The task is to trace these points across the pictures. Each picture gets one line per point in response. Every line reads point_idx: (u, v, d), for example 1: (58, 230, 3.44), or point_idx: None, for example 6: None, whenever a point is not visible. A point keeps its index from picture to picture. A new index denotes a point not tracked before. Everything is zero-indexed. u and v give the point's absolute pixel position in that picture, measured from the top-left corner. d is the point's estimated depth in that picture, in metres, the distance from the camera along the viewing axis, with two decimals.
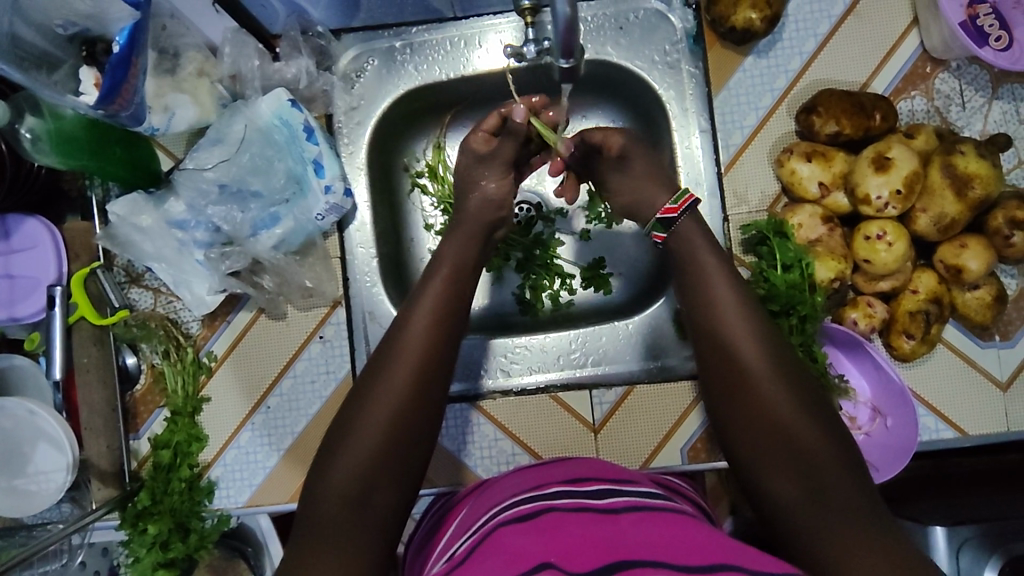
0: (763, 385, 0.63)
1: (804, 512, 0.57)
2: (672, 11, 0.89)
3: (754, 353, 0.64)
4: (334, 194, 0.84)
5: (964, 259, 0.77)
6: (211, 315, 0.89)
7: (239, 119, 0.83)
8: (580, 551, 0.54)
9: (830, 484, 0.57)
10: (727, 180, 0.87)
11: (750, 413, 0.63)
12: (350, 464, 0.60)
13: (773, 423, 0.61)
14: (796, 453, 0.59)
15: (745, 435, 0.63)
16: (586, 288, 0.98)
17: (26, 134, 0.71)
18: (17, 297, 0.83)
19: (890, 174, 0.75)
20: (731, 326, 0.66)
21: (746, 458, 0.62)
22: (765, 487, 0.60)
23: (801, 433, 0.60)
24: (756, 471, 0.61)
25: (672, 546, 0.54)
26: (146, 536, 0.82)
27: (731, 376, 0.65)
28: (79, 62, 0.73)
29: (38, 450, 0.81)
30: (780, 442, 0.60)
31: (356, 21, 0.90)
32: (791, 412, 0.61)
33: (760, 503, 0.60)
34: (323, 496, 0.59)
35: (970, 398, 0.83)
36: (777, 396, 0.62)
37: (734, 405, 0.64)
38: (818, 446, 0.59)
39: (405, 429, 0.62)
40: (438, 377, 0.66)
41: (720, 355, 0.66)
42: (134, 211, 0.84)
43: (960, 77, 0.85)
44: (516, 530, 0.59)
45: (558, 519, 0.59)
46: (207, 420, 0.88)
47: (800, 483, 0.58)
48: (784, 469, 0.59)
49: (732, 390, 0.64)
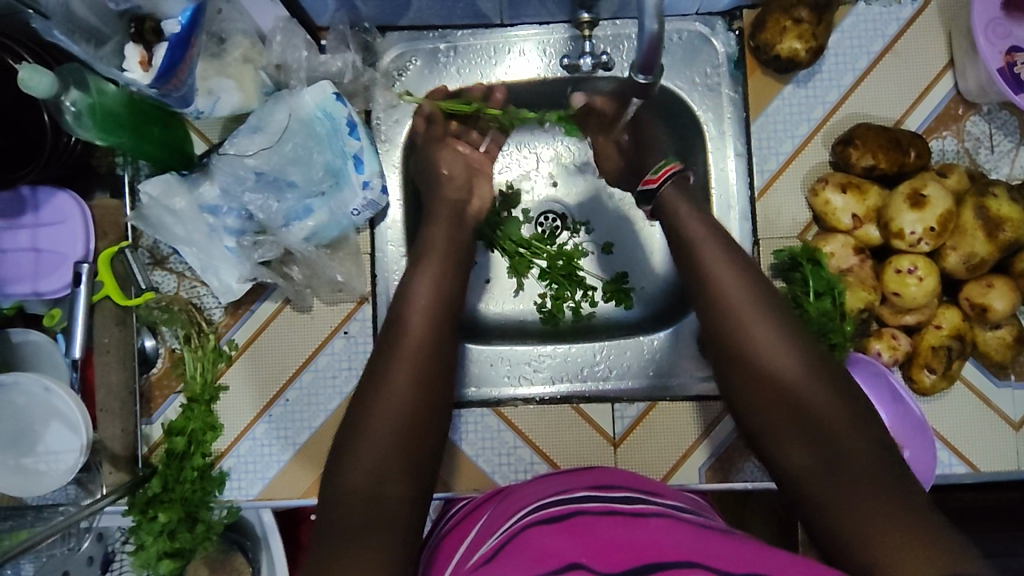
0: (769, 354, 0.64)
1: (824, 485, 0.57)
2: (715, 35, 0.90)
3: (760, 329, 0.65)
4: (372, 190, 0.85)
5: (990, 298, 0.79)
6: (235, 303, 0.88)
7: (281, 108, 0.82)
8: (611, 552, 0.54)
9: (845, 451, 0.58)
10: (760, 205, 0.88)
11: (758, 382, 0.63)
12: (378, 454, 0.60)
13: (776, 390, 0.62)
14: (806, 419, 0.60)
15: (756, 403, 0.64)
16: (608, 301, 0.98)
17: (70, 108, 0.68)
18: (41, 271, 0.81)
19: (925, 211, 0.77)
20: (737, 303, 0.67)
21: (756, 427, 0.63)
22: (779, 457, 0.61)
23: (811, 399, 0.61)
24: (768, 441, 0.62)
25: (706, 549, 0.55)
26: (155, 524, 0.80)
27: (729, 346, 0.66)
28: (127, 38, 0.70)
29: (50, 429, 0.79)
30: (789, 410, 0.61)
31: (403, 21, 0.90)
32: (799, 376, 0.62)
33: (780, 481, 0.61)
34: (352, 487, 0.59)
35: (985, 435, 0.85)
36: (779, 360, 0.63)
37: (737, 372, 0.65)
38: (828, 408, 0.60)
39: (425, 420, 0.64)
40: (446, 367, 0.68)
41: (724, 327, 0.67)
42: (168, 193, 0.83)
43: (990, 121, 0.87)
44: (545, 530, 0.58)
45: (589, 520, 0.59)
46: (223, 410, 0.87)
47: (815, 452, 0.59)
48: (796, 437, 0.60)
49: (737, 360, 0.65)
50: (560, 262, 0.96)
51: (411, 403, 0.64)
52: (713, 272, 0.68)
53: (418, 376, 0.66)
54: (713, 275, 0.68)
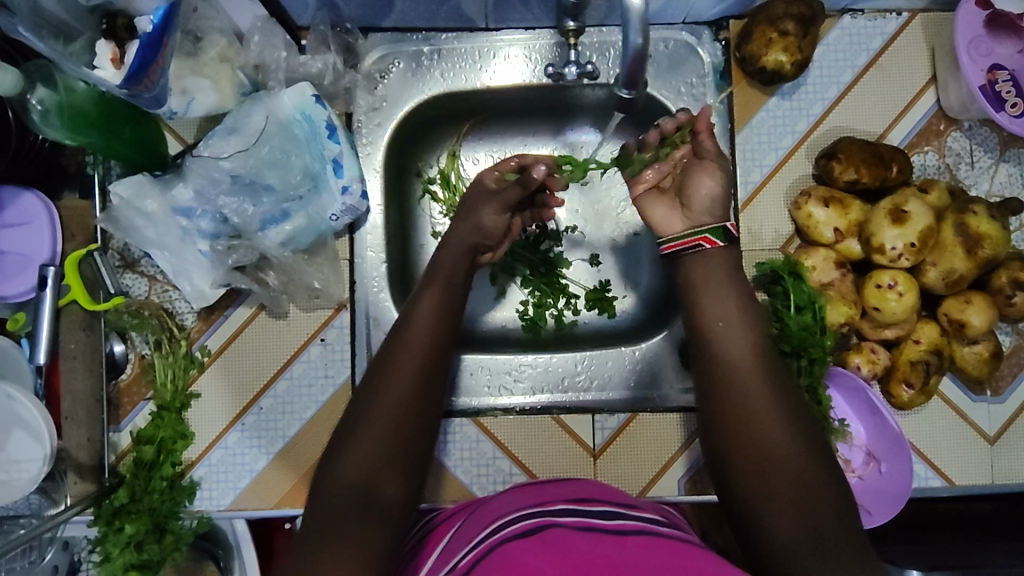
0: (765, 411, 0.59)
1: (807, 557, 0.53)
2: (701, 45, 0.89)
3: (758, 378, 0.61)
4: (352, 196, 0.82)
5: (968, 314, 0.80)
6: (208, 308, 0.85)
7: (259, 109, 0.81)
8: (590, 566, 0.53)
9: (829, 527, 0.54)
10: (743, 217, 0.88)
11: (745, 441, 0.59)
12: (354, 472, 0.57)
13: (768, 455, 0.57)
14: (792, 486, 0.56)
15: (741, 465, 0.59)
16: (590, 310, 0.96)
17: (36, 105, 0.68)
18: (5, 274, 0.78)
19: (906, 227, 0.77)
20: (734, 353, 0.62)
21: (743, 494, 0.58)
22: (762, 524, 0.56)
23: (800, 467, 0.57)
24: (752, 505, 0.57)
25: (680, 564, 0.54)
26: (121, 535, 0.77)
27: (726, 401, 0.61)
28: (98, 34, 0.67)
29: (12, 438, 0.76)
30: (776, 476, 0.57)
31: (386, 22, 0.88)
32: (792, 443, 0.58)
33: (754, 546, 0.57)
34: (336, 482, 0.57)
35: (960, 448, 0.85)
36: (774, 422, 0.59)
37: (728, 431, 0.60)
38: (812, 478, 0.56)
39: (405, 443, 0.60)
40: (433, 384, 0.64)
41: (721, 377, 0.62)
42: (139, 194, 0.80)
43: (971, 137, 0.88)
44: (522, 544, 0.56)
45: (568, 535, 0.57)
46: (195, 417, 0.85)
47: (800, 523, 0.55)
48: (783, 504, 0.56)
49: (730, 417, 0.60)
50: (542, 270, 0.96)
51: (388, 417, 0.60)
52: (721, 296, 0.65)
53: (416, 373, 0.63)
54: (710, 310, 0.65)
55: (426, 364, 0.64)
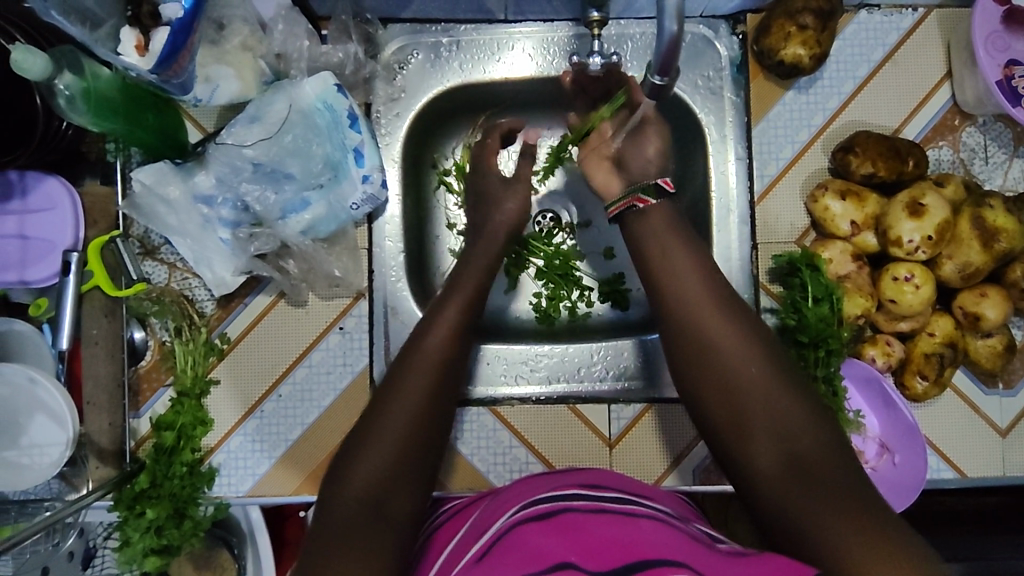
0: (731, 355, 0.63)
1: (788, 487, 0.57)
2: (718, 39, 0.90)
3: (738, 348, 0.63)
4: (372, 184, 0.83)
5: (983, 307, 0.81)
6: (227, 296, 0.86)
7: (281, 98, 0.81)
8: (601, 551, 0.54)
9: (806, 453, 0.58)
10: (758, 210, 0.88)
11: (719, 386, 0.63)
12: (370, 465, 0.58)
13: (752, 415, 0.60)
14: (779, 440, 0.59)
15: (731, 430, 0.62)
16: (603, 303, 0.98)
17: (63, 91, 0.66)
18: (28, 259, 0.78)
19: (923, 220, 0.78)
20: (716, 326, 0.65)
21: (734, 454, 0.61)
22: (744, 460, 0.60)
23: (773, 401, 0.60)
24: (745, 464, 0.60)
25: (693, 548, 0.55)
26: (142, 520, 0.78)
27: (709, 372, 0.64)
28: (123, 21, 0.68)
29: (34, 421, 0.76)
30: (763, 433, 0.60)
31: (406, 13, 0.88)
32: (776, 400, 0.60)
33: (741, 482, 0.61)
34: (349, 487, 0.57)
35: (972, 440, 0.86)
36: (756, 383, 0.61)
37: (713, 398, 0.63)
38: (788, 416, 0.60)
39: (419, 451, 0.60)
40: (451, 383, 0.66)
41: (689, 333, 0.66)
42: (161, 182, 0.80)
43: (985, 132, 0.88)
44: (535, 527, 0.57)
45: (580, 518, 0.58)
46: (213, 405, 0.85)
47: (777, 453, 0.58)
48: (761, 438, 0.60)
49: (713, 386, 0.63)
50: (557, 262, 0.96)
51: (400, 425, 0.60)
52: (712, 297, 0.67)
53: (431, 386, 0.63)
54: (687, 285, 0.68)
55: (443, 365, 0.66)
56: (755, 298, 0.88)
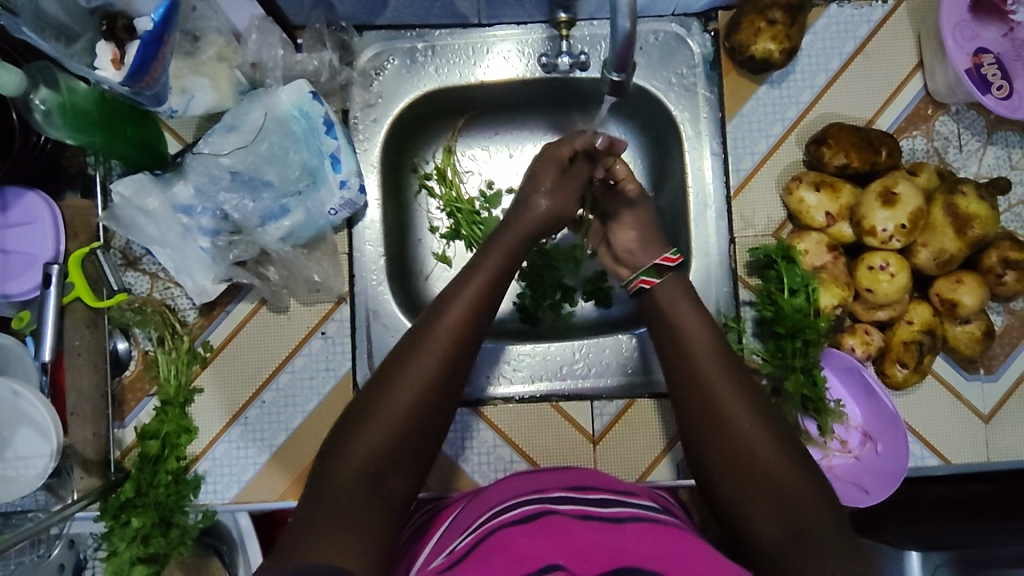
0: (738, 419, 0.62)
1: (790, 553, 0.55)
2: (691, 36, 0.91)
3: (733, 395, 0.63)
4: (349, 189, 0.84)
5: (959, 293, 0.81)
6: (209, 305, 0.86)
7: (258, 106, 0.82)
8: (588, 553, 0.53)
9: (810, 523, 0.56)
10: (735, 205, 0.89)
11: (720, 444, 0.62)
12: (358, 457, 0.57)
13: (748, 465, 0.60)
14: (774, 492, 0.58)
15: (727, 480, 0.61)
16: (587, 301, 0.98)
17: (40, 106, 0.67)
18: (9, 273, 0.79)
19: (896, 209, 0.78)
20: (713, 375, 0.65)
21: (728, 504, 0.60)
22: (745, 524, 0.59)
23: (776, 466, 0.59)
24: (739, 513, 0.59)
25: (676, 555, 0.54)
26: (127, 529, 0.79)
27: (706, 416, 0.64)
28: (99, 35, 0.69)
29: (19, 434, 0.77)
30: (757, 482, 0.59)
31: (380, 20, 0.89)
32: (770, 451, 0.60)
33: (743, 547, 0.59)
34: (334, 476, 0.56)
35: (954, 427, 0.86)
36: (751, 433, 0.61)
37: (709, 445, 0.63)
38: (781, 467, 0.59)
39: (410, 446, 0.59)
40: (451, 382, 0.63)
41: (698, 395, 0.65)
42: (140, 193, 0.81)
43: (958, 120, 0.89)
44: (518, 531, 0.56)
45: (563, 521, 0.57)
46: (198, 412, 0.86)
47: (780, 520, 0.57)
48: (764, 506, 0.58)
49: (710, 433, 0.63)
50: (539, 263, 0.96)
51: (394, 419, 0.59)
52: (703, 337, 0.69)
53: (434, 379, 0.61)
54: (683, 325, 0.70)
55: (450, 361, 0.63)
56: (735, 291, 0.88)
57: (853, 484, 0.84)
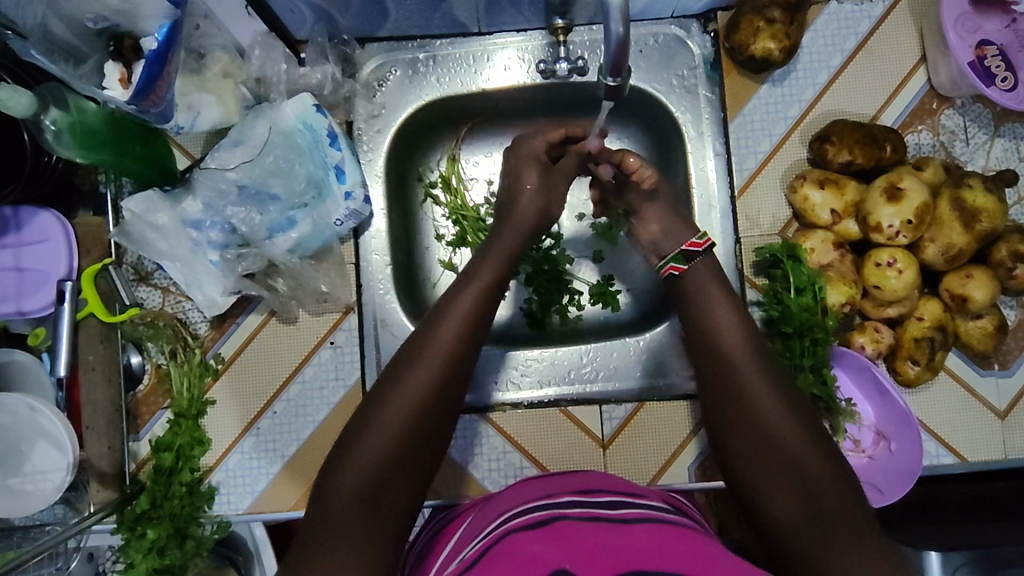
0: (758, 395, 0.62)
1: (807, 532, 0.56)
2: (691, 38, 0.91)
3: (750, 368, 0.64)
4: (354, 201, 0.85)
5: (969, 288, 0.80)
6: (220, 317, 0.88)
7: (263, 121, 0.83)
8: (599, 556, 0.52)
9: (824, 498, 0.57)
10: (739, 205, 0.89)
11: (739, 415, 0.62)
12: (358, 471, 0.57)
13: (766, 436, 0.60)
14: (791, 465, 0.59)
15: (745, 451, 0.61)
16: (595, 304, 0.97)
17: (50, 126, 0.69)
18: (24, 290, 0.81)
19: (902, 205, 0.78)
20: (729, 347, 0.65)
21: (744, 477, 0.61)
22: (760, 500, 0.59)
23: (793, 438, 0.60)
24: (755, 485, 0.60)
25: (688, 553, 0.53)
26: (144, 541, 0.79)
27: (726, 385, 0.64)
28: (105, 56, 0.70)
29: (36, 448, 0.78)
30: (774, 455, 0.59)
31: (382, 32, 0.90)
32: (787, 422, 0.60)
33: (758, 523, 0.60)
34: (339, 487, 0.57)
35: (969, 424, 0.85)
36: (771, 404, 0.61)
37: (726, 416, 0.63)
38: (797, 440, 0.60)
39: (414, 450, 0.59)
40: (450, 388, 0.62)
41: (719, 372, 0.65)
42: (150, 209, 0.82)
43: (963, 114, 0.88)
44: (527, 536, 0.56)
45: (572, 526, 0.56)
46: (210, 425, 0.87)
47: (798, 499, 0.57)
48: (778, 478, 0.59)
49: (727, 404, 0.63)
50: (546, 267, 0.95)
51: (392, 429, 0.59)
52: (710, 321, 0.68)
53: (431, 386, 0.61)
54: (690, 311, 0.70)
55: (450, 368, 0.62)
56: (742, 291, 0.88)
57: (868, 483, 0.83)
